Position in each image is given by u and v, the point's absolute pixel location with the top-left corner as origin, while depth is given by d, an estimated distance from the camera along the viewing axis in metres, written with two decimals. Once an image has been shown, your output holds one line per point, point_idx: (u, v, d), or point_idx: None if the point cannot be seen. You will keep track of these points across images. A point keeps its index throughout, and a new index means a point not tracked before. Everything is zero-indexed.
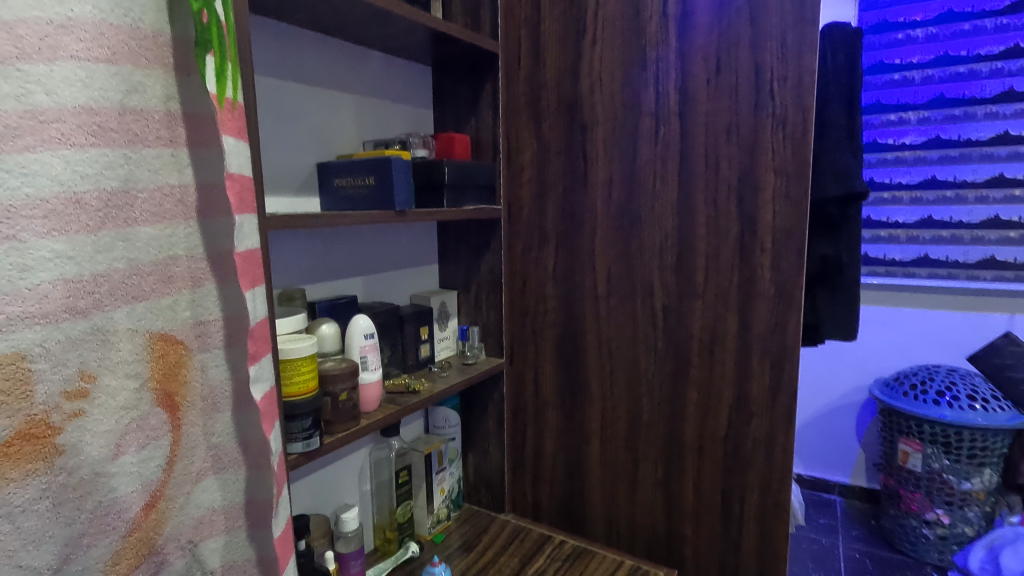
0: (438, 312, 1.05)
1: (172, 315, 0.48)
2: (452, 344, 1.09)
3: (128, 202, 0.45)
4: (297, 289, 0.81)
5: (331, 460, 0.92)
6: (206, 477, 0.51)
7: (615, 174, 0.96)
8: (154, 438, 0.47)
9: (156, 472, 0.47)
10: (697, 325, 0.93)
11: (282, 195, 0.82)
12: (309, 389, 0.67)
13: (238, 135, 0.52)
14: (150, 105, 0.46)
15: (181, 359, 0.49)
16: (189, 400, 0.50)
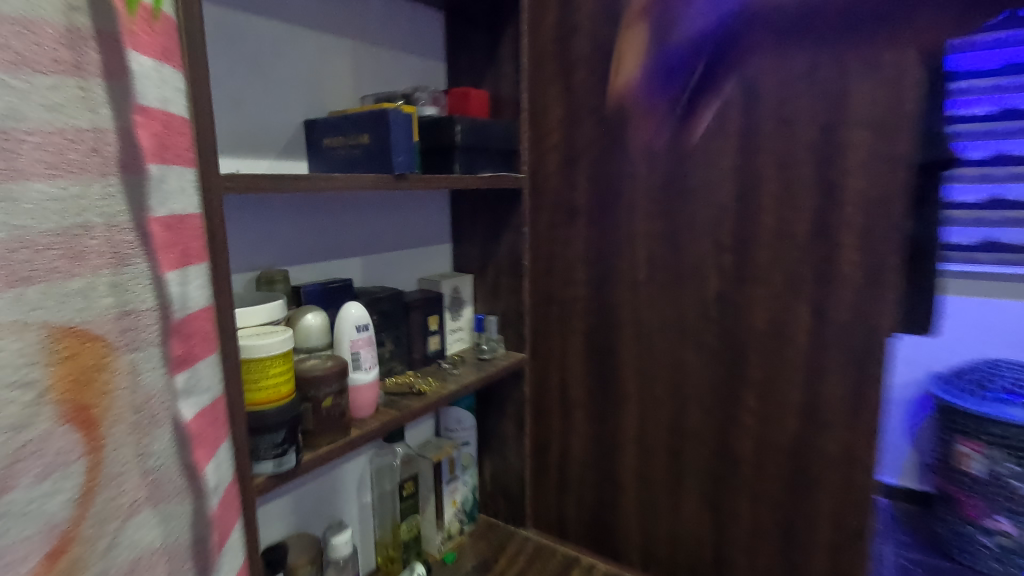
0: (450, 298, 0.91)
1: (85, 302, 0.27)
2: (467, 335, 0.95)
3: (10, 150, 0.24)
4: (279, 272, 0.68)
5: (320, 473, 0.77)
6: (140, 512, 0.30)
7: (662, 135, 0.79)
8: (59, 467, 0.25)
9: (62, 514, 0.25)
10: (760, 316, 0.76)
11: (262, 158, 0.68)
12: (282, 395, 0.54)
13: (161, 56, 0.33)
14: (42, 16, 0.25)
15: (101, 359, 0.28)
16: (112, 416, 0.28)
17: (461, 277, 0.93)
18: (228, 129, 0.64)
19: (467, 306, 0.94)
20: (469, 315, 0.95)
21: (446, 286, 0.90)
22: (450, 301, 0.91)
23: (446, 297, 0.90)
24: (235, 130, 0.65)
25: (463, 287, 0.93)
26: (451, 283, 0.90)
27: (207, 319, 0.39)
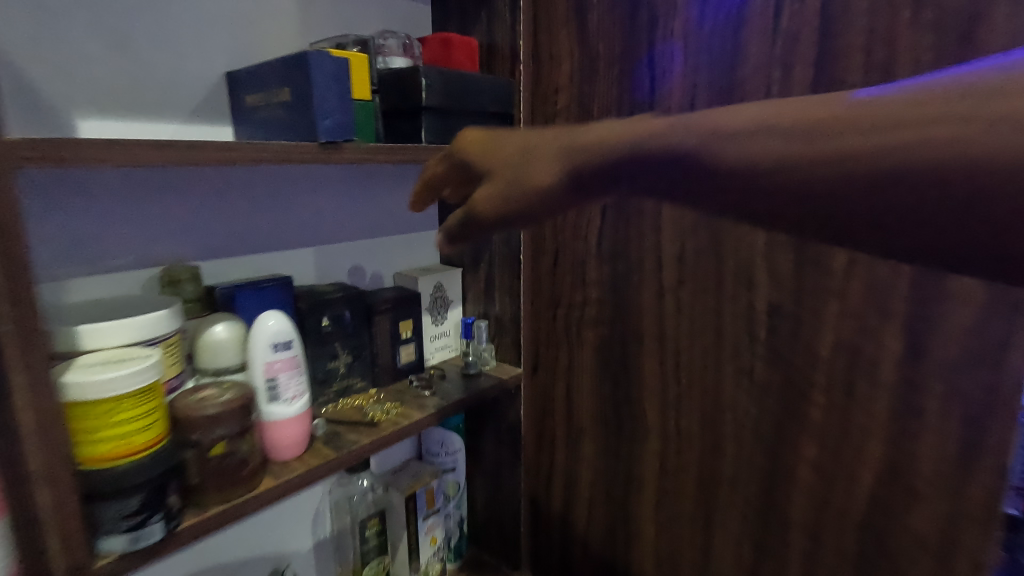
0: (433, 299, 0.74)
1: None
2: (454, 341, 0.78)
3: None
4: (186, 268, 0.52)
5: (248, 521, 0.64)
6: None
7: (700, 92, 0.59)
8: None
9: None
10: (827, 342, 0.56)
11: (163, 122, 0.51)
12: (141, 448, 0.40)
13: None
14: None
15: None
16: None
17: (447, 272, 0.76)
18: (104, 82, 0.48)
19: (454, 307, 0.78)
20: (457, 317, 0.78)
21: (428, 284, 0.73)
22: (433, 302, 0.74)
23: (427, 297, 0.73)
24: (118, 84, 0.48)
25: (450, 285, 0.76)
26: (435, 281, 0.74)
27: None
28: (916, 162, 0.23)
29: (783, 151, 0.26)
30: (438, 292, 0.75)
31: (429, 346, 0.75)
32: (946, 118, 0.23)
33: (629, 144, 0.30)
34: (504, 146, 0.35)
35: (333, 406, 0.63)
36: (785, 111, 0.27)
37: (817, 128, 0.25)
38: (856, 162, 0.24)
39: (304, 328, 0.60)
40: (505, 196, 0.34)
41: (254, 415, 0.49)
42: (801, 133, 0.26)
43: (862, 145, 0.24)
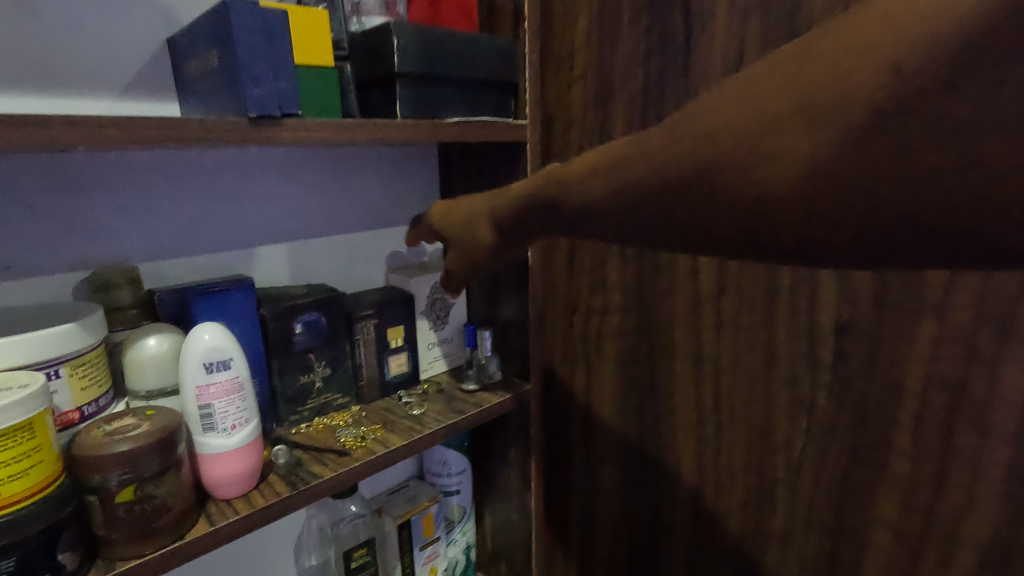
0: (432, 303, 0.64)
1: None
2: (458, 348, 0.69)
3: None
4: (124, 270, 0.46)
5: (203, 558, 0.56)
6: None
7: (750, 46, 0.46)
8: None
9: None
10: (916, 373, 0.42)
11: (89, 100, 0.44)
12: (11, 499, 0.32)
13: None
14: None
15: None
16: None
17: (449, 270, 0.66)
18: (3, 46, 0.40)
19: (458, 310, 0.67)
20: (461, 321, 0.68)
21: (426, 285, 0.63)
22: (431, 306, 0.64)
23: (424, 301, 0.64)
24: (23, 50, 0.41)
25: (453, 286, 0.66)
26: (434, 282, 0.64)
27: None
28: (656, 187, 0.25)
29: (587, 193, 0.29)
30: (439, 294, 0.65)
31: (427, 354, 0.65)
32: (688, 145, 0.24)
33: (520, 195, 0.36)
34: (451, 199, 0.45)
35: (306, 427, 0.55)
36: (584, 157, 0.30)
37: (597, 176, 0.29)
38: (625, 197, 0.27)
39: (267, 338, 0.51)
40: (464, 238, 0.43)
41: (186, 447, 0.41)
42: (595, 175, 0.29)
43: (622, 177, 0.27)
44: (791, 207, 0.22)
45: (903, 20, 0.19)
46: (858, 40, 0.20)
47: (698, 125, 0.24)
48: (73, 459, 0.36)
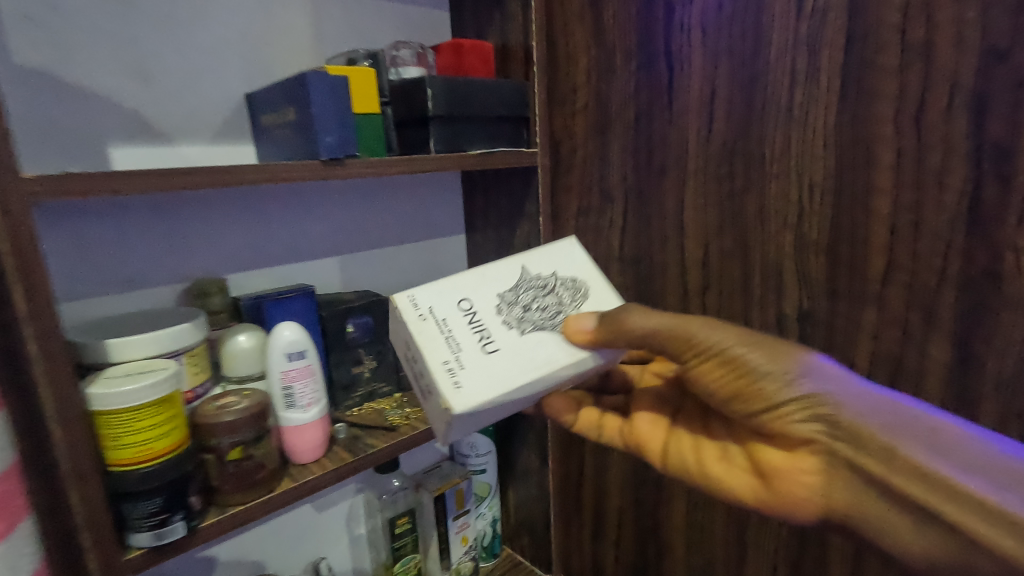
0: (542, 282, 0.47)
1: None
2: (459, 382, 0.39)
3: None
4: (215, 282, 0.56)
5: (268, 520, 0.66)
6: None
7: (722, 86, 0.56)
8: None
9: None
10: (864, 353, 0.52)
11: (187, 149, 0.55)
12: (158, 454, 0.43)
13: None
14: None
15: None
16: None
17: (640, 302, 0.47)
18: (127, 114, 0.52)
19: (607, 350, 0.43)
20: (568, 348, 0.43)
21: (563, 266, 0.49)
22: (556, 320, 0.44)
23: (534, 270, 0.48)
24: (140, 115, 0.52)
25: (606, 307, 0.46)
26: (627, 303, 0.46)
27: None
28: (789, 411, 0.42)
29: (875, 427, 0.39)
30: (570, 288, 0.47)
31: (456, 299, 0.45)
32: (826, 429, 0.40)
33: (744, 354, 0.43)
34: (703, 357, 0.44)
35: (357, 410, 0.65)
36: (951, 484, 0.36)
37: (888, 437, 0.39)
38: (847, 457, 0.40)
39: (325, 336, 0.62)
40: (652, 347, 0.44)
41: (273, 420, 0.52)
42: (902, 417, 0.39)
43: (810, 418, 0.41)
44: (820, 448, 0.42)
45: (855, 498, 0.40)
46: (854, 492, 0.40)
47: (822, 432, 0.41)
48: (196, 427, 0.47)
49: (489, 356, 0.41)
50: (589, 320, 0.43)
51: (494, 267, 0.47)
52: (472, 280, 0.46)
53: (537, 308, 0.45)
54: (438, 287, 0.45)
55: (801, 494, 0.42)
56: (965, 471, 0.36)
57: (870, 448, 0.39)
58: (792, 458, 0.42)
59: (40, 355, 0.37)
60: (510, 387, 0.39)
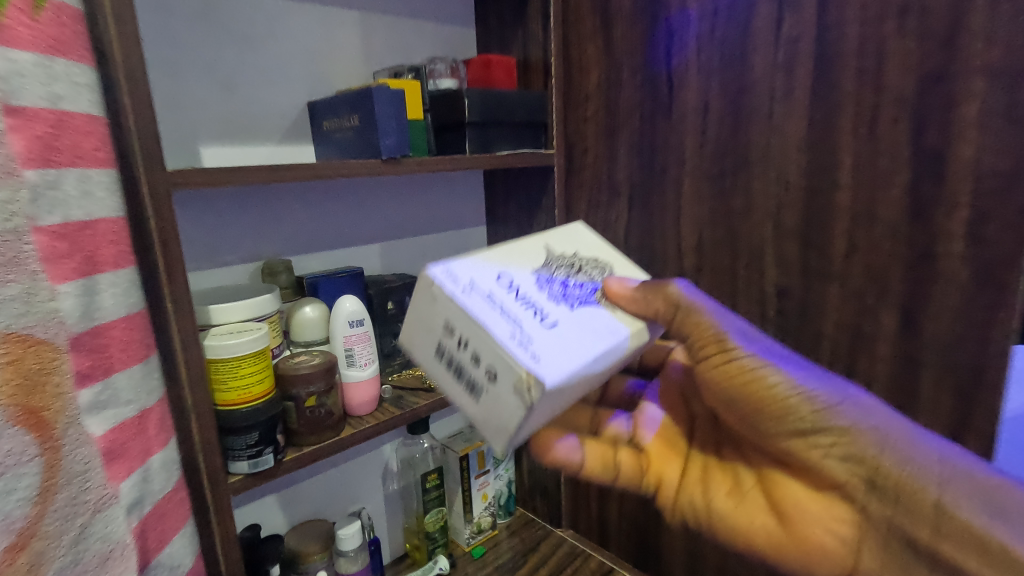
0: (568, 261, 0.52)
1: (22, 308, 0.31)
2: (534, 356, 0.38)
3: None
4: (282, 262, 0.65)
5: (317, 471, 0.76)
6: (108, 509, 0.36)
7: (714, 99, 0.66)
8: (10, 469, 0.30)
9: (18, 508, 0.30)
10: (830, 322, 0.62)
11: (259, 147, 0.65)
12: (255, 397, 0.53)
13: (63, 51, 0.35)
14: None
15: (43, 363, 0.32)
16: (62, 416, 0.33)
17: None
18: (214, 118, 0.61)
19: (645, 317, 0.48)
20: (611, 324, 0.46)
21: (584, 247, 0.55)
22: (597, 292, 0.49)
23: (560, 249, 0.53)
24: (225, 119, 0.62)
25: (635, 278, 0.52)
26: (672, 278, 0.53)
27: (137, 324, 0.41)
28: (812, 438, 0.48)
29: (912, 476, 0.45)
30: (594, 264, 0.52)
31: (496, 274, 0.46)
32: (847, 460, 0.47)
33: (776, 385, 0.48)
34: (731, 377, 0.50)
35: (398, 375, 0.75)
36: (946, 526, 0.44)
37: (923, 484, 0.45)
38: (881, 506, 0.46)
39: (372, 310, 0.72)
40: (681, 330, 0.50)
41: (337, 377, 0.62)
42: (937, 463, 0.45)
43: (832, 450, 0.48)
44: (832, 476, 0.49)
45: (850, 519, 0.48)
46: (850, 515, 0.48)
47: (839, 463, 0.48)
48: (280, 378, 0.57)
49: (553, 326, 0.41)
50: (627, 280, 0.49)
51: (522, 249, 0.51)
52: (507, 257, 0.49)
53: (573, 282, 0.49)
54: (476, 262, 0.46)
55: (826, 545, 0.49)
56: (998, 520, 0.42)
57: (905, 497, 0.45)
58: (824, 504, 0.49)
59: (174, 311, 0.46)
60: (583, 360, 0.39)
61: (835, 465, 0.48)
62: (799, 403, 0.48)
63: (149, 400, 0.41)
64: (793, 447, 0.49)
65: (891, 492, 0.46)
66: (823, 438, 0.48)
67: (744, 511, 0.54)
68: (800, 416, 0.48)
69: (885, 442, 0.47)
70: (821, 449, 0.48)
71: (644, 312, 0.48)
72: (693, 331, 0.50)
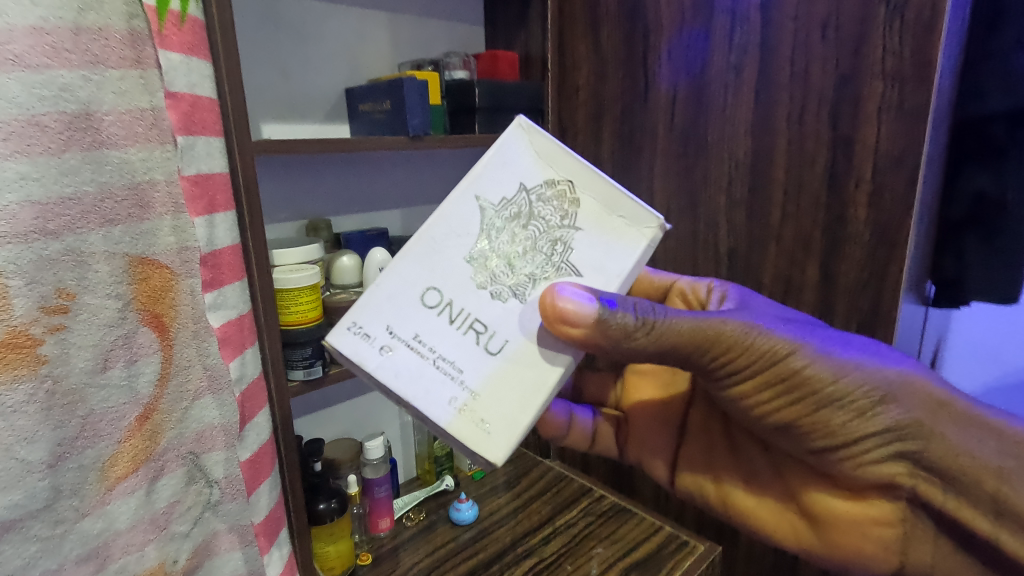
0: (513, 210, 0.53)
1: (154, 240, 0.48)
2: (483, 421, 0.49)
3: (93, 124, 0.44)
4: (322, 220, 0.80)
5: (344, 399, 0.93)
6: (203, 397, 0.54)
7: (680, 93, 0.80)
8: (144, 355, 0.48)
9: (147, 386, 0.49)
10: (768, 276, 0.77)
11: (306, 124, 0.79)
12: (309, 320, 0.68)
13: (185, 51, 0.50)
14: (110, 23, 0.44)
15: (167, 283, 0.50)
16: (179, 322, 0.51)
17: (613, 197, 0.53)
18: (272, 100, 0.75)
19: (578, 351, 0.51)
20: (547, 351, 0.51)
21: (526, 174, 0.54)
22: (543, 277, 0.52)
23: (497, 196, 0.54)
24: (280, 101, 0.76)
25: (587, 212, 0.53)
26: (623, 296, 0.51)
27: (234, 256, 0.58)
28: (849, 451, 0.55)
29: (960, 469, 0.52)
30: (540, 202, 0.53)
31: (427, 289, 0.53)
32: (894, 462, 0.55)
33: (814, 400, 0.54)
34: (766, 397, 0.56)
35: None
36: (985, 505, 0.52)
37: (976, 476, 0.52)
38: (931, 496, 0.55)
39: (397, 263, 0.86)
40: (678, 355, 0.53)
41: None
42: (995, 455, 0.51)
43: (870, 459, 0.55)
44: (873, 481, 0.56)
45: (886, 509, 0.58)
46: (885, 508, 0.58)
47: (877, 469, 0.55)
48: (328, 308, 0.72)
49: (492, 358, 0.51)
50: (566, 306, 0.48)
51: (450, 219, 0.53)
52: (434, 254, 0.53)
53: (526, 253, 0.53)
54: (407, 280, 0.53)
55: (871, 548, 0.59)
56: None
57: (953, 477, 0.53)
58: (865, 504, 0.59)
59: (254, 249, 0.61)
60: (524, 406, 0.49)
61: (880, 469, 0.55)
62: (833, 416, 0.54)
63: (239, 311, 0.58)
64: (839, 455, 0.56)
65: (940, 483, 0.54)
66: (863, 445, 0.54)
67: (779, 505, 0.67)
68: (837, 431, 0.54)
69: (930, 436, 0.53)
70: (864, 457, 0.55)
71: (601, 342, 0.49)
72: (716, 355, 0.53)
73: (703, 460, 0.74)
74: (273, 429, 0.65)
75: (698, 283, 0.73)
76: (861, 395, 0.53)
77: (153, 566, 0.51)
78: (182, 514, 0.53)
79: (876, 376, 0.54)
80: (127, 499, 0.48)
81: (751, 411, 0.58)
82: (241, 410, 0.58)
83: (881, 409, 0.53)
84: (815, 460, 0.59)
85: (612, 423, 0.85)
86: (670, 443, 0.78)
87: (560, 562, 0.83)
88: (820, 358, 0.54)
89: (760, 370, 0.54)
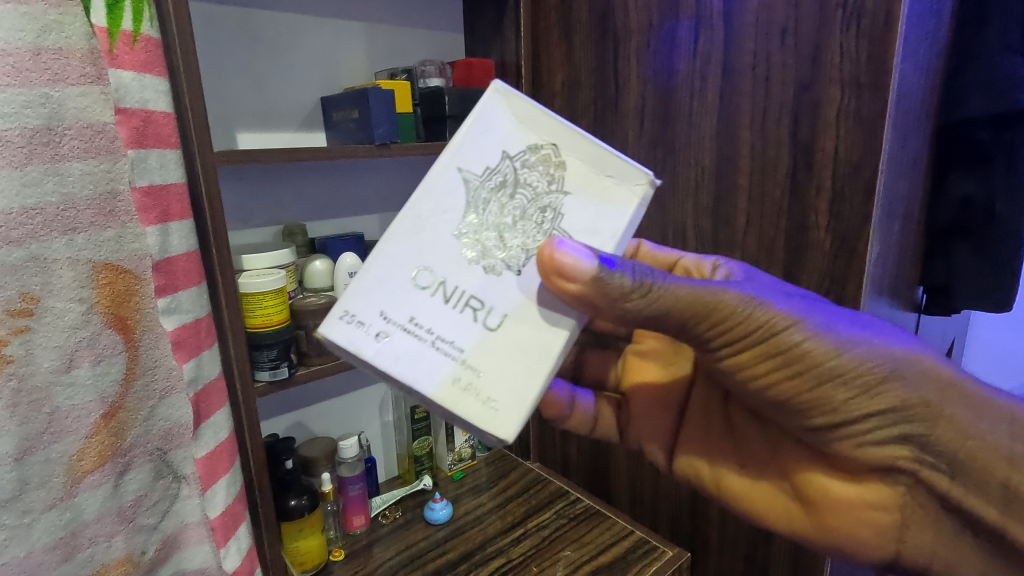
0: (499, 179, 0.47)
1: (117, 247, 0.51)
2: (489, 399, 0.43)
3: (55, 138, 0.46)
4: (298, 226, 0.82)
5: (322, 398, 0.95)
6: (170, 396, 0.56)
7: (649, 99, 0.80)
8: (108, 356, 0.51)
9: (112, 385, 0.51)
10: None
11: (281, 133, 0.81)
12: (273, 323, 0.71)
13: (139, 70, 0.52)
14: (70, 43, 0.47)
15: (131, 287, 0.52)
16: (143, 324, 0.53)
17: (599, 155, 0.47)
18: (247, 111, 0.78)
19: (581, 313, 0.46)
20: (545, 300, 0.46)
21: (508, 140, 0.47)
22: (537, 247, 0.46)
23: (480, 165, 0.47)
24: (255, 110, 0.79)
25: (575, 175, 0.47)
26: (622, 257, 0.46)
27: (194, 261, 0.60)
28: (851, 431, 0.49)
29: (969, 455, 0.47)
30: (527, 167, 0.47)
31: (418, 269, 0.46)
32: (900, 442, 0.49)
33: (816, 372, 0.48)
34: (763, 370, 0.49)
35: None
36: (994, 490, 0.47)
37: (983, 463, 0.47)
38: (936, 482, 0.49)
39: None
40: (668, 323, 0.47)
41: None
42: (1006, 438, 0.46)
43: (873, 439, 0.49)
44: (872, 463, 0.51)
45: (882, 491, 0.52)
46: (883, 490, 0.52)
47: (872, 446, 0.50)
48: (296, 312, 0.75)
49: (491, 330, 0.45)
50: (568, 262, 0.43)
51: (431, 193, 0.47)
52: (421, 233, 0.46)
53: (519, 223, 0.47)
54: (394, 262, 0.46)
55: (865, 533, 0.53)
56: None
57: (961, 463, 0.48)
58: (860, 489, 0.53)
59: (217, 256, 0.64)
60: (530, 378, 0.44)
61: (879, 452, 0.49)
62: (835, 393, 0.48)
63: (200, 315, 0.60)
64: (838, 434, 0.50)
65: (946, 469, 0.48)
66: (868, 425, 0.48)
67: (771, 485, 0.61)
68: (838, 408, 0.48)
69: (937, 419, 0.47)
70: (865, 436, 0.49)
71: (597, 302, 0.44)
72: (707, 319, 0.47)
73: (700, 444, 0.67)
74: (235, 429, 0.68)
75: (704, 261, 0.66)
76: (867, 373, 0.47)
77: (121, 557, 0.54)
78: (149, 508, 0.56)
79: (885, 350, 0.48)
80: (94, 492, 0.51)
81: (746, 384, 0.52)
82: (200, 412, 0.61)
83: (885, 387, 0.48)
84: (812, 439, 0.53)
85: (612, 405, 0.76)
86: (670, 428, 0.71)
87: (526, 563, 0.84)
88: (821, 332, 0.48)
89: (758, 339, 0.48)
